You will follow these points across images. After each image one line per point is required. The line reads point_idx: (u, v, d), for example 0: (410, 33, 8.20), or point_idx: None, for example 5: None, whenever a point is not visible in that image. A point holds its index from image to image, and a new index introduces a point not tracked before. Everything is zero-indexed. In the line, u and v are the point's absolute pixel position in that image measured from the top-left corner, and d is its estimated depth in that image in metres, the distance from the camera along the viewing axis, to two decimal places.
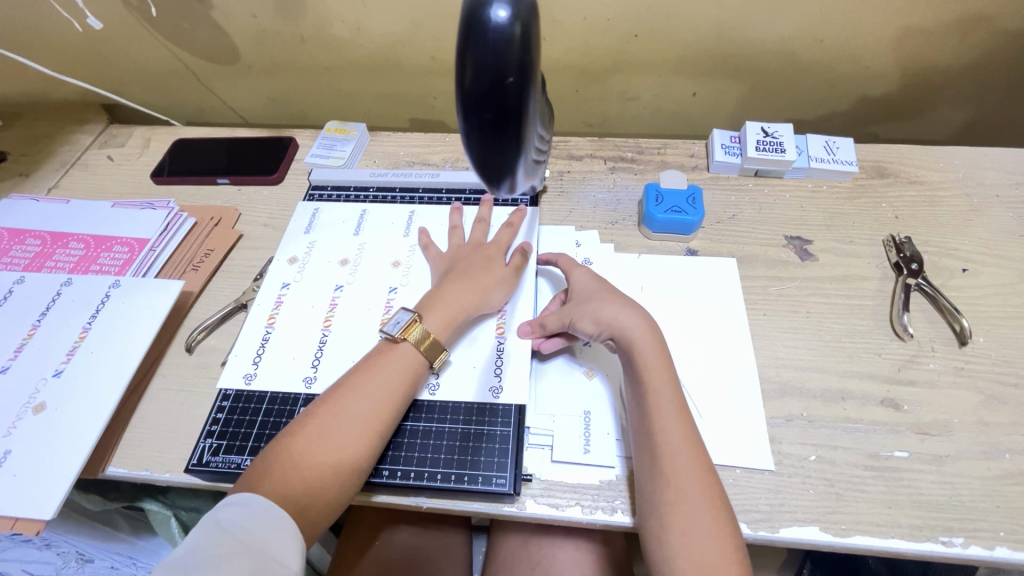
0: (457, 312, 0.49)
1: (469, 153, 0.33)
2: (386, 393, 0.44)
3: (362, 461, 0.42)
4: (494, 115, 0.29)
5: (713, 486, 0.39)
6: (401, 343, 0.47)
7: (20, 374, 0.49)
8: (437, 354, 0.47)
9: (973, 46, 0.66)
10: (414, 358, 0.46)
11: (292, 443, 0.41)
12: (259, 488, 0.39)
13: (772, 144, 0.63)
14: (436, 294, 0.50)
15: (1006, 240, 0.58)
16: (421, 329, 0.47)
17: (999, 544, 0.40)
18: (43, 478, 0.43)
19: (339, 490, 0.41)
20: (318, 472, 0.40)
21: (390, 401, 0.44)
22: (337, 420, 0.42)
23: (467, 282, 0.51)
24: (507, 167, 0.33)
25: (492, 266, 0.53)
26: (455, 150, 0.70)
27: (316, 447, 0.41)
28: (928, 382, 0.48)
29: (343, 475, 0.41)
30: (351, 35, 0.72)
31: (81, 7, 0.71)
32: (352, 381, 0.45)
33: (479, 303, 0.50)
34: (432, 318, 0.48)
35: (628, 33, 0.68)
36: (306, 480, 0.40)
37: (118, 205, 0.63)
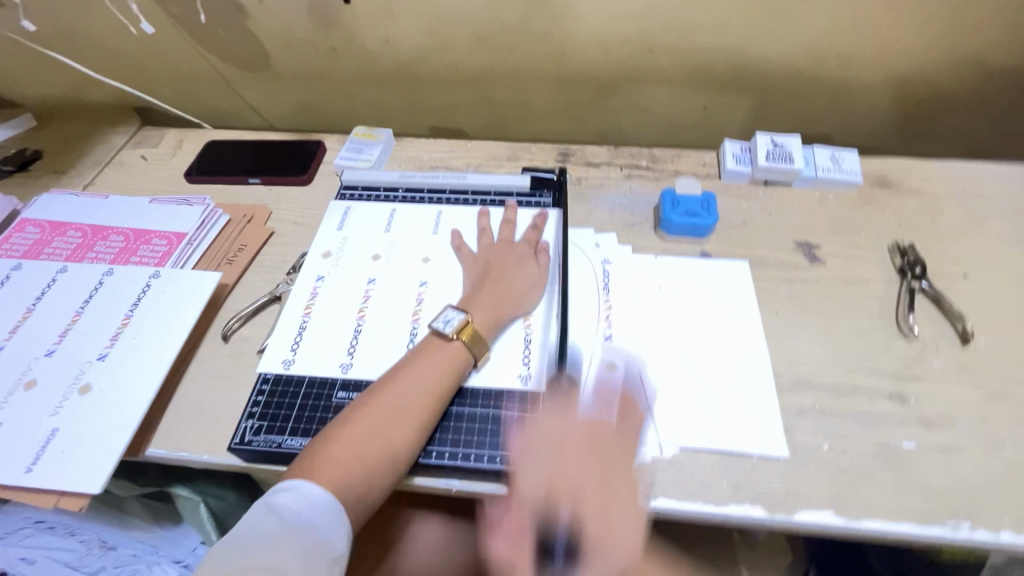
0: (501, 311, 0.52)
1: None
2: (431, 385, 0.46)
3: (410, 449, 0.44)
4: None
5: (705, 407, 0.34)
6: (453, 341, 0.49)
7: (66, 357, 0.51)
8: (483, 350, 0.50)
9: (970, 66, 0.70)
10: (460, 354, 0.49)
11: (345, 431, 0.43)
12: (316, 473, 0.41)
13: (781, 155, 0.67)
14: (479, 294, 0.53)
15: (1004, 248, 0.61)
16: (472, 328, 0.50)
17: (1003, 529, 0.43)
18: (89, 455, 0.45)
19: (390, 477, 0.43)
20: (371, 459, 0.42)
21: (436, 392, 0.46)
22: (386, 409, 0.44)
23: (506, 283, 0.54)
24: None
25: (524, 266, 0.56)
26: (478, 156, 0.74)
27: (368, 436, 0.43)
28: (933, 378, 0.51)
29: (394, 462, 0.43)
30: (380, 45, 0.75)
31: (137, 14, 0.75)
32: (399, 373, 0.47)
33: (518, 303, 0.53)
34: (480, 316, 0.51)
35: (644, 48, 0.72)
36: (360, 466, 0.42)
37: (155, 202, 0.66)
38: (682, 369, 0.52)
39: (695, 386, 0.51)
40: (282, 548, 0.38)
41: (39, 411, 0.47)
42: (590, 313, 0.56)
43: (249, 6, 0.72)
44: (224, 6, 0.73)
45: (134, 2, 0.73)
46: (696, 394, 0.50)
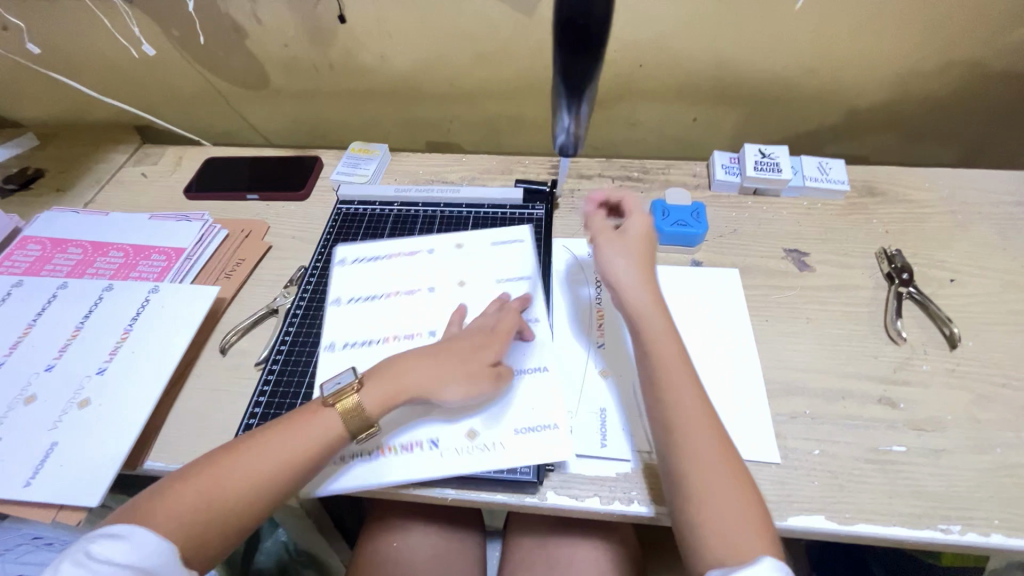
0: (397, 393, 0.47)
1: (555, 64, 0.45)
2: (294, 451, 0.43)
3: (247, 519, 0.41)
4: (585, 23, 0.41)
5: (735, 461, 0.43)
6: (329, 408, 0.46)
7: (66, 372, 0.51)
8: (364, 428, 0.45)
9: (952, 76, 0.72)
10: (334, 424, 0.45)
11: (194, 485, 0.41)
12: (145, 521, 0.39)
13: (769, 165, 0.68)
14: (384, 368, 0.48)
15: (990, 253, 0.62)
16: (353, 399, 0.46)
17: (994, 531, 0.43)
18: (87, 469, 0.46)
19: (218, 544, 0.41)
20: (198, 520, 0.40)
21: (293, 462, 0.43)
22: (240, 473, 0.42)
23: (419, 358, 0.48)
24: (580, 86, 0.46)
25: (455, 349, 0.49)
26: (473, 169, 0.75)
27: (198, 496, 0.41)
28: (922, 382, 0.52)
29: (228, 527, 0.41)
30: (376, 63, 0.77)
31: (137, 35, 0.77)
32: (269, 433, 0.44)
33: (430, 390, 0.47)
34: (370, 397, 0.46)
35: (633, 62, 0.74)
36: (182, 524, 0.40)
37: (154, 218, 0.67)
38: None
39: None
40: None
41: (37, 426, 0.48)
42: (578, 323, 0.56)
43: (248, 27, 0.74)
44: (223, 27, 0.75)
45: (134, 24, 0.75)
46: None
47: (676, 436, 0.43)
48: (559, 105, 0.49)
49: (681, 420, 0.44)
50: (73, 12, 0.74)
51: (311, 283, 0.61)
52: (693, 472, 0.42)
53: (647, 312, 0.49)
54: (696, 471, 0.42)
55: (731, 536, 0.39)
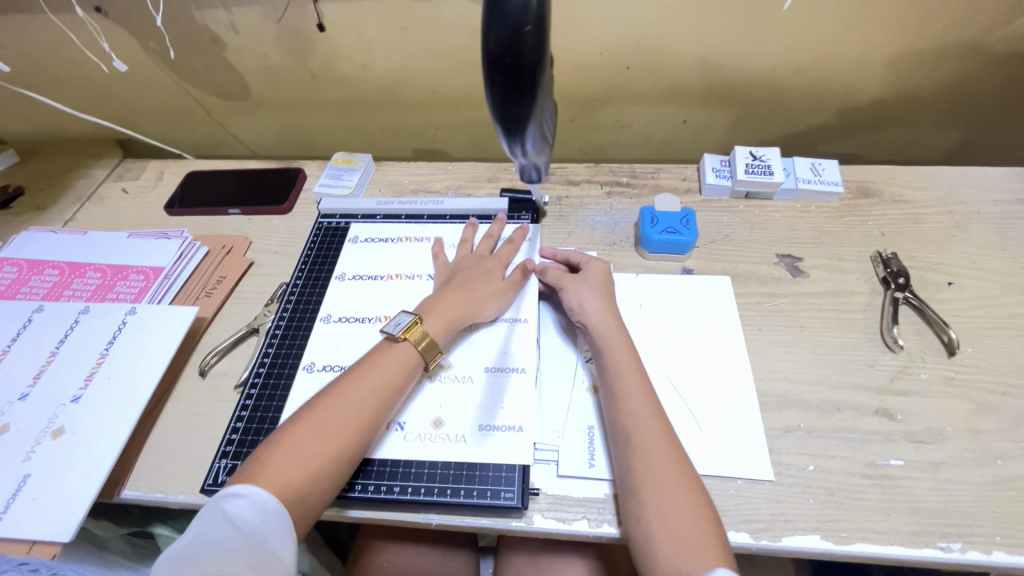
0: (455, 317, 0.52)
1: (491, 109, 0.38)
2: (379, 384, 0.46)
3: (358, 449, 0.43)
4: (516, 61, 0.34)
5: (690, 475, 0.42)
6: (402, 342, 0.49)
7: (40, 400, 0.50)
8: (434, 355, 0.50)
9: (947, 70, 0.70)
10: (410, 356, 0.48)
11: (290, 438, 0.42)
12: (256, 478, 0.40)
13: (760, 168, 0.66)
14: (437, 299, 0.53)
15: (988, 253, 0.60)
16: (421, 330, 0.50)
17: (995, 548, 0.41)
18: (61, 501, 0.44)
19: (333, 480, 0.42)
20: (309, 462, 0.41)
21: (386, 392, 0.46)
22: (329, 417, 0.43)
23: (465, 290, 0.54)
24: (523, 122, 0.38)
25: (492, 279, 0.56)
26: (458, 178, 0.73)
27: (306, 441, 0.41)
28: (920, 392, 0.50)
29: (338, 467, 0.42)
30: (357, 71, 0.76)
31: (109, 51, 0.75)
32: (344, 381, 0.46)
33: (474, 310, 0.53)
34: (433, 321, 0.51)
35: (620, 65, 0.72)
36: (298, 470, 0.40)
37: (132, 236, 0.66)
38: (663, 392, 0.51)
39: (675, 409, 0.50)
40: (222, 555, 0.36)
41: (11, 457, 0.47)
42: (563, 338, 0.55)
43: (225, 38, 0.73)
44: (199, 38, 0.73)
45: (105, 39, 0.74)
46: (678, 417, 0.49)
47: (630, 446, 0.43)
48: (508, 149, 0.41)
49: (637, 431, 0.44)
50: (47, 28, 0.73)
51: (292, 302, 0.59)
52: (646, 480, 0.41)
53: (609, 332, 0.50)
54: (647, 480, 0.41)
55: (682, 550, 0.38)
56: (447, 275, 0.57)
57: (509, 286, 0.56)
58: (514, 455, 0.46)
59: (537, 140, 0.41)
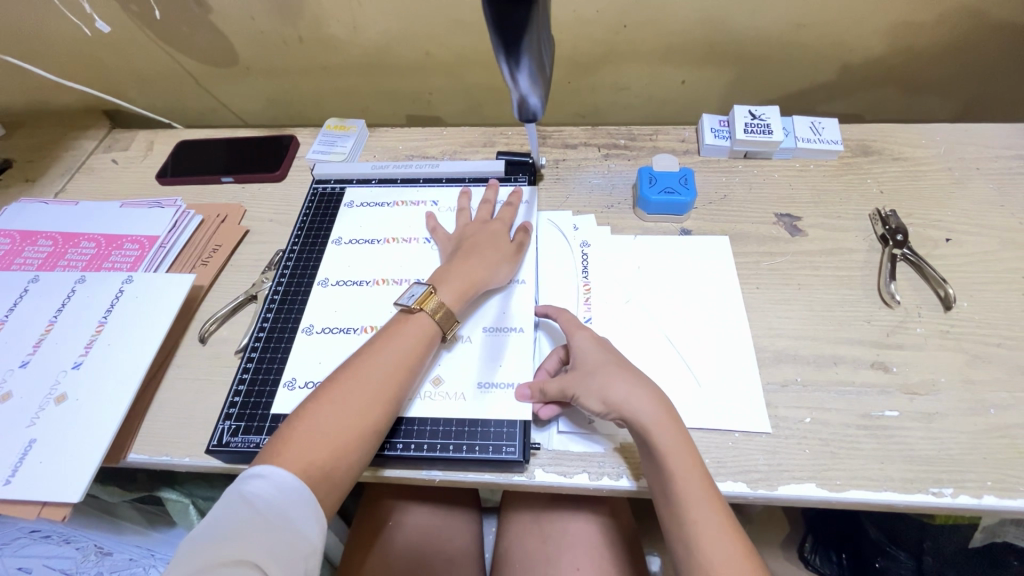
0: (469, 284, 0.51)
1: (490, 24, 0.40)
2: (400, 357, 0.45)
3: (383, 423, 0.43)
4: None
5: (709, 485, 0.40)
6: (418, 313, 0.48)
7: (41, 368, 0.50)
8: (452, 325, 0.49)
9: (952, 23, 0.68)
10: (429, 328, 0.48)
11: (311, 415, 0.41)
12: (280, 455, 0.39)
13: (760, 127, 0.65)
14: (449, 268, 0.52)
15: (987, 209, 0.60)
16: (436, 300, 0.49)
17: (986, 493, 0.42)
18: (68, 465, 0.45)
19: (359, 454, 0.41)
20: (335, 437, 0.40)
21: (406, 366, 0.45)
22: (350, 394, 0.43)
23: (476, 257, 0.53)
24: (521, 33, 0.40)
25: (500, 244, 0.55)
26: (453, 143, 0.72)
27: (329, 419, 0.41)
28: (915, 345, 0.51)
29: (364, 442, 0.42)
30: (347, 34, 0.74)
31: (91, 13, 0.73)
32: (362, 357, 0.46)
33: (488, 278, 0.52)
34: (447, 290, 0.50)
35: (616, 24, 0.71)
36: (324, 446, 0.40)
37: (125, 206, 0.65)
38: (661, 349, 0.51)
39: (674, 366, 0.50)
40: (243, 536, 0.36)
41: (15, 424, 0.47)
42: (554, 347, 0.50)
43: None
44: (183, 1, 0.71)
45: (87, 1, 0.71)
46: (677, 373, 0.50)
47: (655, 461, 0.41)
48: (505, 71, 0.43)
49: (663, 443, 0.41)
50: None
51: (289, 268, 0.59)
52: (678, 498, 0.40)
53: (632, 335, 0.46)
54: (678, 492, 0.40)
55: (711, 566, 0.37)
56: (452, 244, 0.56)
57: (518, 249, 0.56)
58: (514, 412, 0.46)
59: (531, 55, 0.42)
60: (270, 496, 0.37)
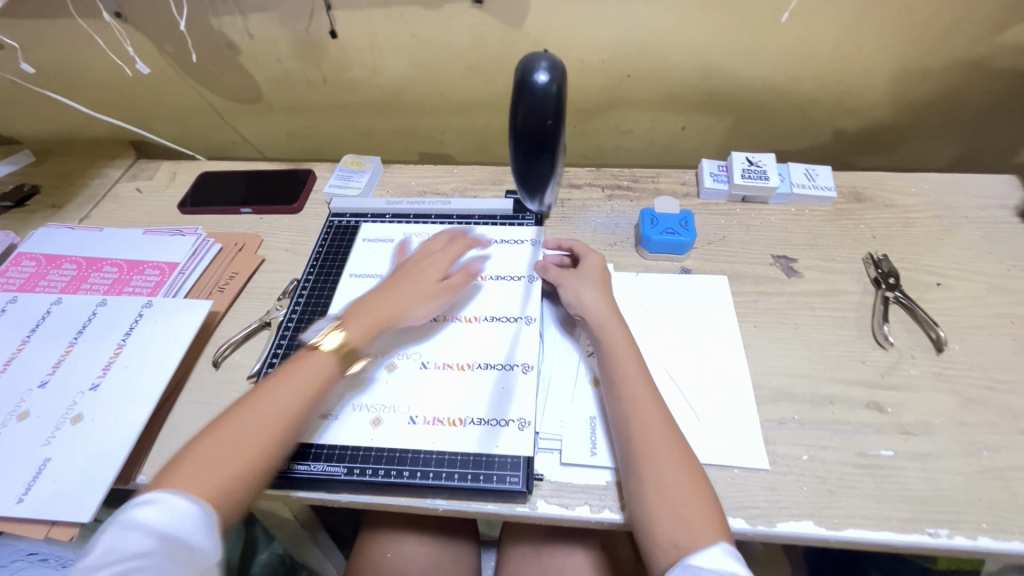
0: (428, 302, 0.56)
1: (513, 166, 0.39)
2: (284, 392, 0.47)
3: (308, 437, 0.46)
4: (537, 148, 0.36)
5: (688, 456, 0.44)
6: (314, 351, 0.50)
7: (60, 388, 0.52)
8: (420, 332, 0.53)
9: (936, 79, 0.73)
10: (325, 363, 0.50)
11: (201, 448, 0.43)
12: (175, 481, 0.41)
13: (756, 173, 0.69)
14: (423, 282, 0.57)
15: (976, 256, 0.63)
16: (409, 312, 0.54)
17: (981, 534, 0.43)
18: (81, 484, 0.46)
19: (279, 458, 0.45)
20: (206, 471, 0.42)
21: (297, 398, 0.47)
22: (251, 428, 0.44)
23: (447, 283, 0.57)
24: (544, 179, 0.39)
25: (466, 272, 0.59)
26: (464, 181, 0.76)
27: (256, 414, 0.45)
28: (910, 386, 0.52)
29: (232, 483, 0.42)
30: (367, 77, 0.78)
31: (130, 54, 0.78)
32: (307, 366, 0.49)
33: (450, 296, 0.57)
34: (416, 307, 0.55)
35: (622, 73, 0.75)
36: (215, 480, 0.42)
37: (148, 233, 0.68)
38: (660, 382, 0.53)
39: (673, 401, 0.52)
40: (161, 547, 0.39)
41: (32, 442, 0.48)
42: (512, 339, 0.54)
43: (240, 42, 0.75)
44: (215, 43, 0.76)
45: (127, 43, 0.77)
46: (676, 406, 0.51)
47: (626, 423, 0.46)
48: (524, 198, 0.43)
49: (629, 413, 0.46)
50: (69, 31, 0.76)
51: (303, 296, 0.61)
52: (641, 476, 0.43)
53: (603, 319, 0.53)
54: (655, 510, 0.41)
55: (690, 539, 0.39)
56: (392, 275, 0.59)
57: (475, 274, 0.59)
58: (520, 443, 0.48)
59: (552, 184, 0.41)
60: (161, 518, 0.39)
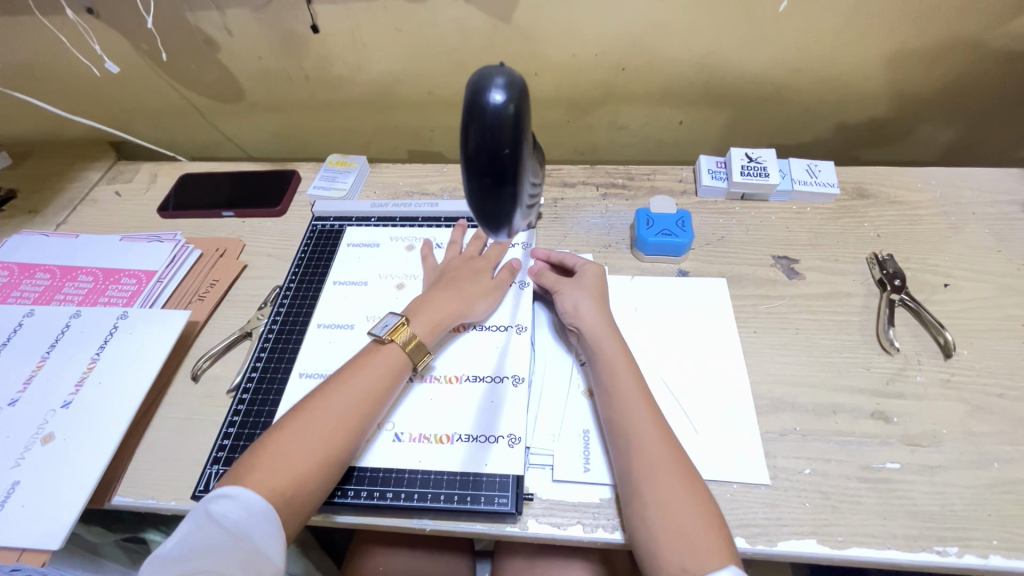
0: (442, 318, 0.52)
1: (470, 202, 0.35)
2: (366, 387, 0.46)
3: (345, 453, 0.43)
4: (494, 179, 0.32)
5: (694, 480, 0.42)
6: (388, 345, 0.49)
7: (30, 406, 0.50)
8: (422, 356, 0.49)
9: (942, 69, 0.70)
10: (398, 359, 0.48)
11: (274, 443, 0.42)
12: (246, 478, 0.39)
13: (756, 169, 0.66)
14: (428, 297, 0.53)
15: (984, 255, 0.60)
16: (408, 332, 0.50)
17: (992, 552, 0.41)
18: (50, 508, 0.44)
19: (325, 480, 0.42)
20: (285, 467, 0.40)
21: (379, 394, 0.46)
22: (298, 443, 0.41)
23: (453, 293, 0.53)
24: (505, 215, 0.35)
25: (480, 280, 0.56)
26: (453, 180, 0.73)
27: (297, 432, 0.42)
28: (917, 394, 0.50)
29: (310, 478, 0.41)
30: (350, 73, 0.75)
31: (100, 53, 0.75)
32: (334, 380, 0.46)
33: (463, 311, 0.53)
34: (420, 323, 0.51)
35: (615, 67, 0.72)
36: (287, 474, 0.40)
37: (125, 240, 0.65)
38: (656, 392, 0.51)
39: (670, 413, 0.49)
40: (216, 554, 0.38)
41: (1, 464, 0.46)
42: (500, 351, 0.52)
43: (217, 39, 0.72)
44: (192, 40, 0.73)
45: (95, 42, 0.74)
46: (673, 418, 0.49)
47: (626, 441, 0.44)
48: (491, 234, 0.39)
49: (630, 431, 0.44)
50: (38, 30, 0.73)
51: (285, 305, 0.59)
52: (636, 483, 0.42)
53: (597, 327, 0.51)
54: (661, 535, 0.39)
55: (687, 550, 0.38)
56: (434, 277, 0.57)
57: (498, 285, 0.56)
58: (510, 461, 0.46)
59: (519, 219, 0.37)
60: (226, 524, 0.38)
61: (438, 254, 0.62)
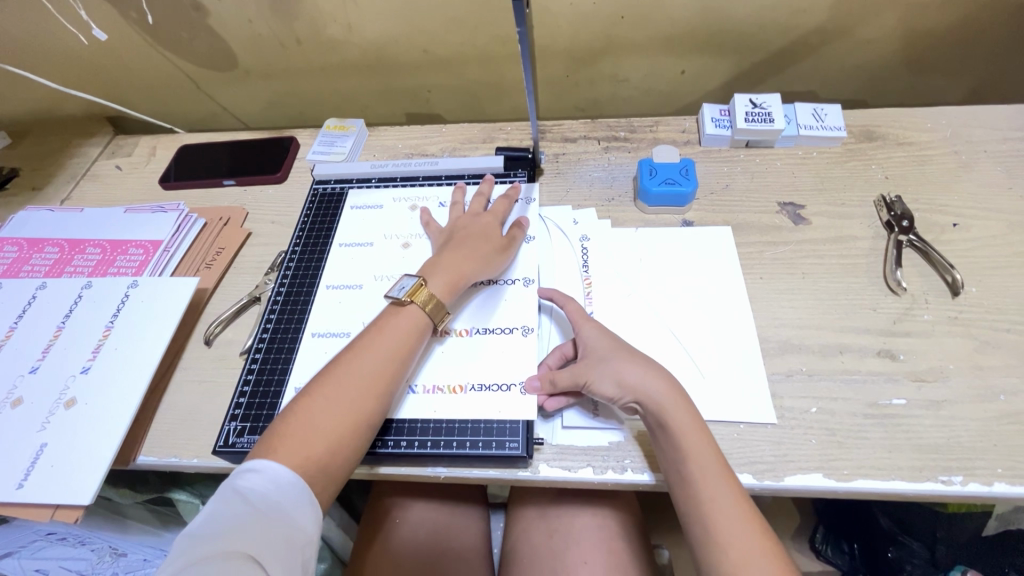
0: (459, 277, 0.51)
1: None
2: (386, 353, 0.46)
3: (374, 419, 0.44)
4: None
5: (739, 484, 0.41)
6: (409, 306, 0.48)
7: (51, 373, 0.51)
8: (442, 316, 0.49)
9: (956, 4, 0.67)
10: (418, 319, 0.48)
11: (302, 415, 0.42)
12: (276, 452, 0.40)
13: (761, 115, 0.64)
14: (438, 260, 0.52)
15: (995, 193, 0.59)
16: (426, 292, 0.49)
17: (997, 480, 0.42)
18: (79, 467, 0.45)
19: (353, 447, 0.42)
20: (315, 437, 0.41)
21: (401, 355, 0.46)
22: (322, 416, 0.42)
23: (464, 251, 0.53)
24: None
25: (490, 237, 0.55)
26: (453, 140, 0.72)
27: (325, 408, 0.42)
28: (924, 332, 0.50)
29: (342, 447, 0.42)
30: (343, 34, 0.74)
31: (86, 20, 0.73)
32: (356, 348, 0.46)
33: (477, 271, 0.52)
34: (436, 282, 0.50)
35: (614, 15, 0.70)
36: (316, 445, 0.41)
37: (130, 211, 0.66)
38: (663, 340, 0.51)
39: (679, 360, 0.50)
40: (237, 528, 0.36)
41: (28, 427, 0.48)
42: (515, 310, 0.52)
43: (206, 3, 0.70)
44: (179, 6, 0.71)
45: (80, 8, 0.72)
46: (680, 364, 0.50)
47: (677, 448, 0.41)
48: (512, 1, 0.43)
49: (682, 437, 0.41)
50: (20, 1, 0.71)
51: (292, 267, 0.59)
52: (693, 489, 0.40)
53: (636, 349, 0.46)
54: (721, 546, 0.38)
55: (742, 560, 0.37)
56: (444, 238, 0.56)
57: (511, 242, 0.55)
58: (521, 408, 0.46)
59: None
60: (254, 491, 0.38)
61: (437, 221, 0.60)
